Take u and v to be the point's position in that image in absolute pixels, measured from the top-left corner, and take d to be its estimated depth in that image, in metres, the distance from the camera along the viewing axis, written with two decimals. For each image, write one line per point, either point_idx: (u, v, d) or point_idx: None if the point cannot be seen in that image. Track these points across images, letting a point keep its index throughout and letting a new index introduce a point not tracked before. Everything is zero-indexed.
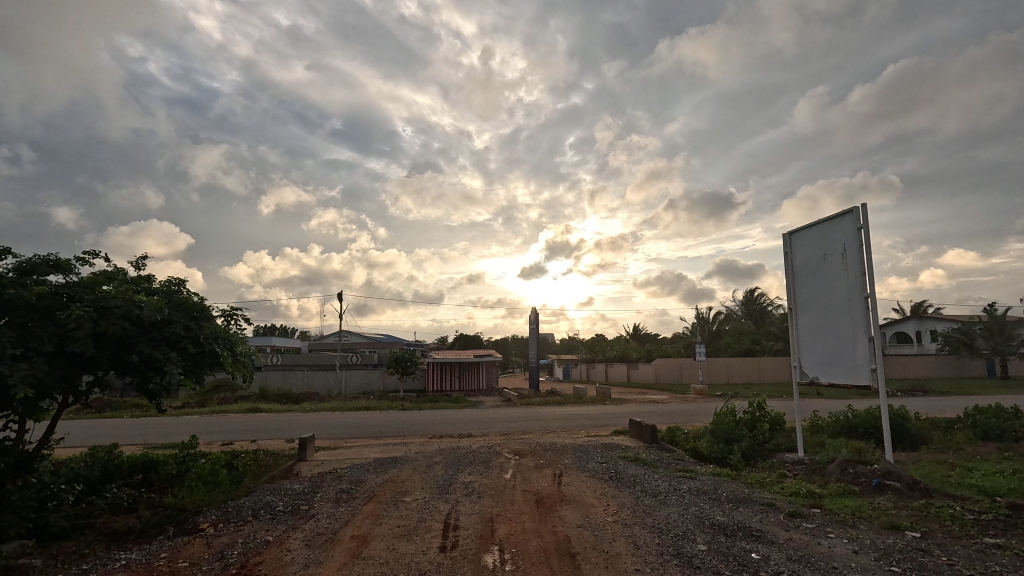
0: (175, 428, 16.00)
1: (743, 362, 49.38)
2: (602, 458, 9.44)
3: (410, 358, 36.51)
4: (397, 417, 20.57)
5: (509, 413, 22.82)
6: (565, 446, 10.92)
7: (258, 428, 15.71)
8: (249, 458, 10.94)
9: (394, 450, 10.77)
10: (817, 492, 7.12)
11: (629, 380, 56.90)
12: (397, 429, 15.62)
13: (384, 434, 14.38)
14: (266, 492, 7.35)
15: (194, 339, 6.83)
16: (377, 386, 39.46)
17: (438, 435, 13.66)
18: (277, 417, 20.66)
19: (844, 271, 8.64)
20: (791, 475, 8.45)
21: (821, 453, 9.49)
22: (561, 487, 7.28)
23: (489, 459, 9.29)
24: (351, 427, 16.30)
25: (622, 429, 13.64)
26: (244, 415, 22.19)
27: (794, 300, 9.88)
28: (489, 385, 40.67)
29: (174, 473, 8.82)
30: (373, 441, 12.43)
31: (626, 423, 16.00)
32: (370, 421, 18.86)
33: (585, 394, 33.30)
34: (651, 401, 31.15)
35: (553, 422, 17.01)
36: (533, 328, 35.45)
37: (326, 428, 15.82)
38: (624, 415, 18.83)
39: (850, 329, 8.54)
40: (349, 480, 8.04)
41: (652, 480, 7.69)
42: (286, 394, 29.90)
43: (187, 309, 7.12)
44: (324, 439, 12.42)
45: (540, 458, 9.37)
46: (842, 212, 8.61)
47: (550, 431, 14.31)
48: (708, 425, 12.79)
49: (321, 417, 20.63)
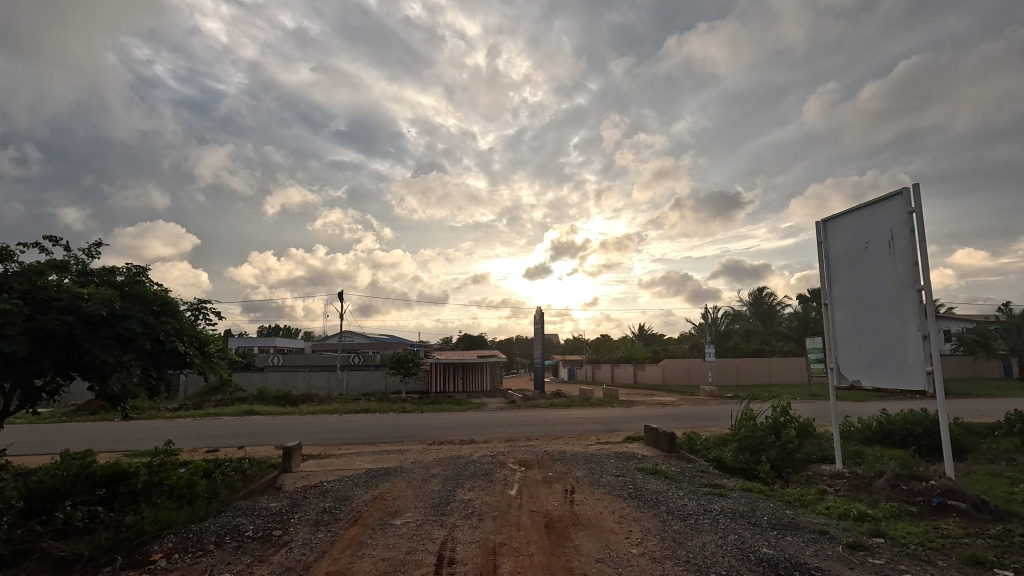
0: (163, 432, 15.20)
1: (752, 363, 48.26)
2: (617, 470, 8.49)
3: (412, 358, 35.71)
4: (397, 420, 19.73)
5: (514, 416, 21.96)
6: (575, 455, 9.99)
7: (249, 433, 14.85)
8: (233, 467, 10.08)
9: (388, 459, 9.87)
10: (871, 515, 6.16)
11: (636, 381, 55.91)
12: (395, 434, 14.79)
13: (381, 439, 13.51)
14: (238, 513, 6.45)
15: (153, 337, 5.93)
16: (379, 387, 38.68)
17: (438, 441, 12.79)
18: (272, 421, 19.86)
19: (891, 261, 7.66)
20: (833, 492, 7.48)
21: (862, 465, 8.52)
22: (574, 507, 6.34)
23: (492, 472, 8.37)
24: (346, 432, 15.39)
25: (634, 435, 12.71)
26: (239, 417, 21.44)
27: (829, 295, 8.91)
28: (493, 386, 39.84)
29: (143, 487, 7.97)
30: (367, 448, 11.57)
31: (637, 428, 15.06)
32: (369, 425, 17.97)
33: (592, 395, 32.36)
34: (661, 403, 30.13)
35: (560, 427, 16.12)
36: (538, 328, 34.54)
37: (321, 433, 14.92)
38: (634, 419, 17.92)
39: (898, 327, 7.57)
40: (333, 496, 7.16)
41: (677, 498, 6.73)
42: (284, 395, 29.16)
43: (146, 303, 6.22)
44: (315, 447, 11.55)
45: (548, 470, 8.44)
46: (890, 194, 7.65)
47: (557, 437, 13.42)
48: (728, 431, 11.84)
49: (317, 420, 19.81)
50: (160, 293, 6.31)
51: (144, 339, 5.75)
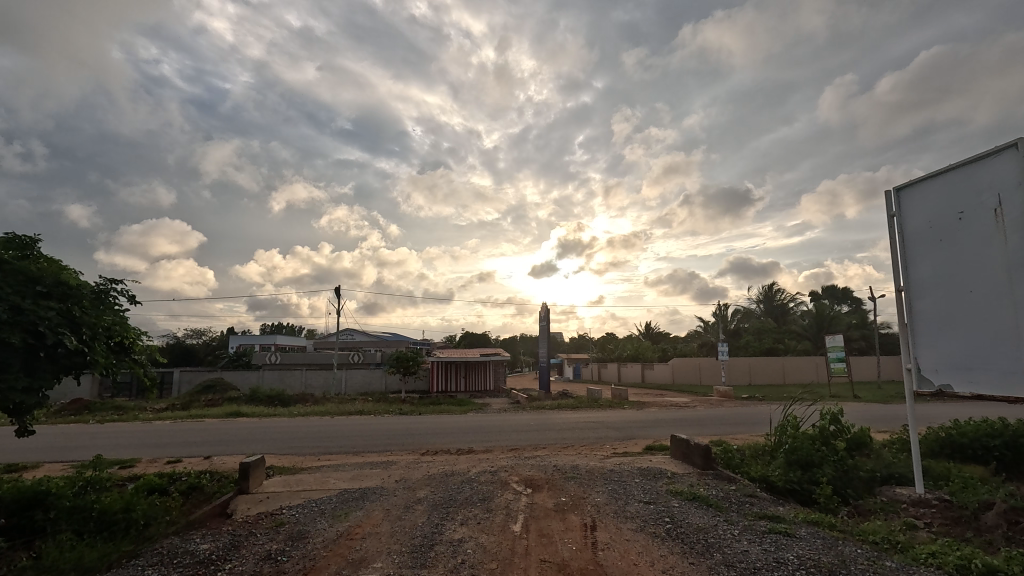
0: (131, 438, 13.78)
1: (766, 362, 46.53)
2: (646, 494, 6.88)
3: (412, 357, 34.25)
4: (392, 424, 18.24)
5: (519, 419, 20.45)
6: (592, 472, 8.39)
7: (224, 440, 13.36)
8: (189, 485, 8.57)
9: (369, 476, 8.32)
10: (1003, 569, 4.55)
11: (643, 381, 54.33)
12: (387, 440, 13.33)
13: (368, 448, 11.99)
14: (152, 561, 4.88)
15: (28, 328, 4.44)
16: (378, 387, 37.24)
17: (432, 452, 11.26)
18: (257, 425, 18.35)
19: (999, 233, 5.99)
20: (925, 528, 5.87)
21: (951, 489, 6.88)
22: (598, 554, 4.75)
23: (490, 496, 6.80)
24: (333, 438, 13.87)
25: (656, 446, 11.13)
26: (223, 419, 19.98)
27: (906, 279, 7.27)
28: (496, 386, 38.34)
29: (57, 515, 6.44)
30: (349, 462, 10.03)
31: (656, 436, 13.48)
32: (360, 429, 16.43)
33: (600, 395, 30.81)
34: (673, 405, 28.52)
35: (570, 433, 14.56)
36: (543, 324, 32.97)
37: (304, 439, 13.41)
38: (650, 424, 16.36)
39: (1010, 317, 5.91)
40: (287, 533, 5.58)
41: (731, 540, 5.13)
42: (278, 395, 27.77)
43: (27, 281, 4.73)
44: (288, 460, 10.02)
45: (560, 495, 6.85)
46: (995, 147, 5.96)
47: (566, 446, 11.89)
48: (766, 441, 10.21)
49: (305, 424, 18.31)
50: (47, 268, 4.80)
51: (9, 330, 4.29)
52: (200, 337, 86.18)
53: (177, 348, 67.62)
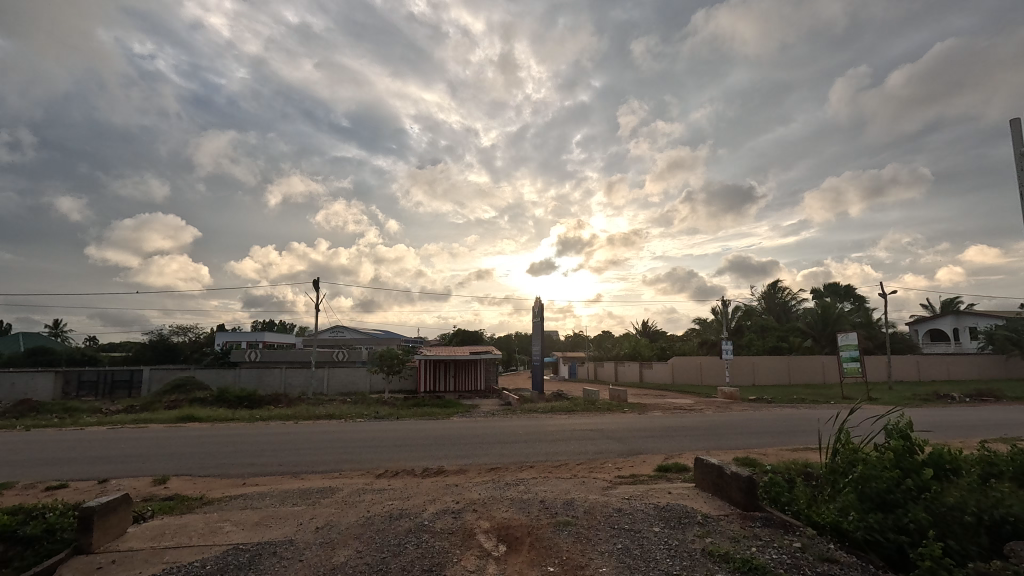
0: (35, 452, 11.43)
1: (771, 361, 44.49)
2: (675, 562, 4.58)
3: (396, 355, 31.95)
4: (360, 431, 15.88)
5: (505, 424, 18.16)
6: (593, 512, 6.11)
7: (140, 456, 10.93)
8: (44, 528, 6.09)
9: (285, 517, 6.04)
10: None
11: (642, 380, 52.41)
12: (342, 454, 10.98)
13: (314, 466, 9.74)
14: None
15: None
16: (362, 386, 35.07)
17: (387, 476, 8.86)
18: (204, 432, 16.00)
19: None
20: None
21: None
22: None
23: (436, 568, 4.47)
24: (279, 450, 11.56)
25: (674, 472, 8.80)
26: (172, 425, 17.61)
27: None
28: (487, 386, 35.90)
29: None
30: (275, 491, 7.75)
31: (669, 452, 11.13)
32: (320, 437, 14.14)
33: (597, 396, 28.65)
34: (676, 408, 26.35)
35: (565, 445, 12.21)
36: (536, 320, 30.74)
37: (241, 454, 11.08)
38: (657, 434, 14.05)
39: None
40: None
41: None
42: (247, 395, 25.44)
43: None
44: (192, 495, 7.64)
45: (541, 567, 4.53)
46: None
47: (558, 467, 9.57)
48: (817, 465, 7.82)
49: (260, 431, 15.95)
50: None
51: None
52: (184, 334, 83.42)
53: (159, 344, 64.97)
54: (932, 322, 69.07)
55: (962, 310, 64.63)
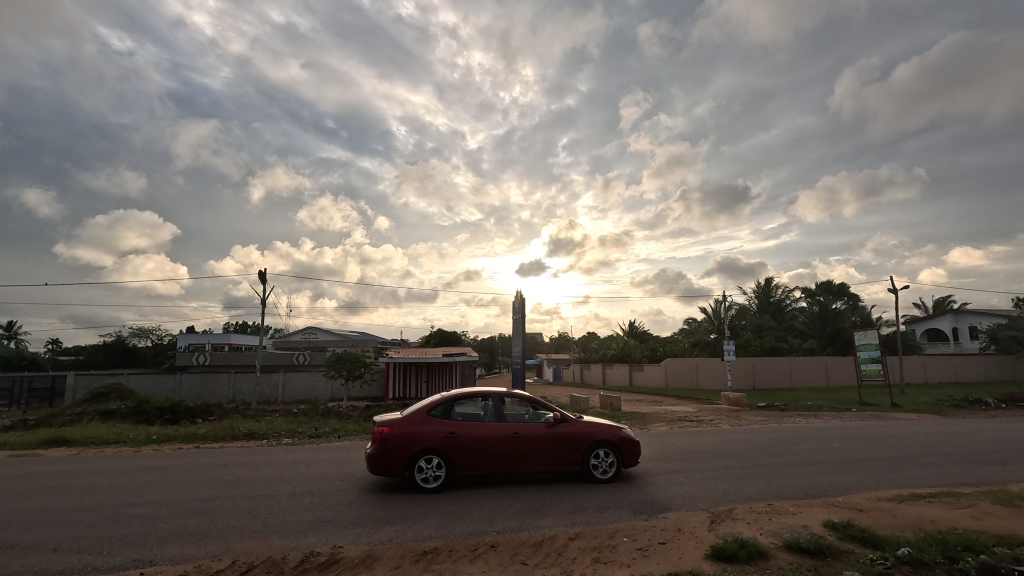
0: None
1: (773, 363, 40.99)
2: None
3: (356, 359, 27.68)
4: (274, 459, 11.67)
5: None
6: None
7: None
8: None
9: None
10: None
11: (632, 384, 49.03)
12: (183, 519, 6.69)
13: (113, 552, 5.56)
14: None
15: None
16: (322, 393, 30.80)
17: None
18: (53, 463, 11.64)
19: None
20: None
21: None
22: None
23: None
24: (97, 509, 7.26)
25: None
26: (23, 451, 13.22)
27: None
28: (463, 391, 31.80)
29: None
30: None
31: (713, 508, 7.09)
32: (196, 474, 9.74)
33: (587, 403, 24.72)
34: (678, 417, 22.57)
35: (553, 490, 8.11)
36: (517, 317, 26.68)
37: (18, 521, 6.69)
38: (675, 467, 10.03)
39: None
40: None
41: None
42: (168, 406, 20.92)
43: None
44: None
45: None
46: None
47: (539, 554, 5.45)
48: None
49: (132, 461, 11.66)
50: None
51: None
52: (147, 338, 78.49)
53: (115, 348, 59.97)
54: (930, 321, 66.45)
55: (961, 308, 62.13)
